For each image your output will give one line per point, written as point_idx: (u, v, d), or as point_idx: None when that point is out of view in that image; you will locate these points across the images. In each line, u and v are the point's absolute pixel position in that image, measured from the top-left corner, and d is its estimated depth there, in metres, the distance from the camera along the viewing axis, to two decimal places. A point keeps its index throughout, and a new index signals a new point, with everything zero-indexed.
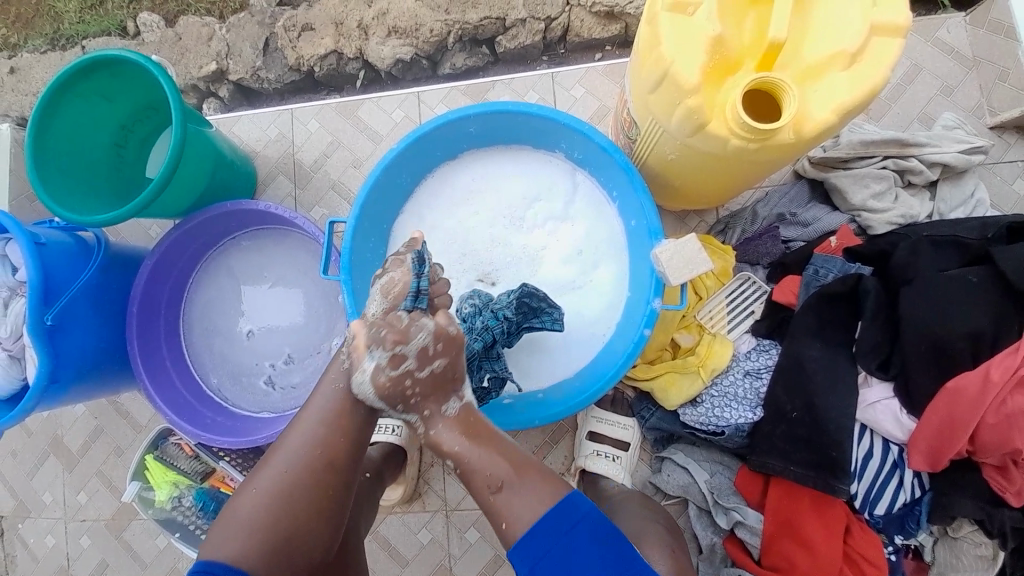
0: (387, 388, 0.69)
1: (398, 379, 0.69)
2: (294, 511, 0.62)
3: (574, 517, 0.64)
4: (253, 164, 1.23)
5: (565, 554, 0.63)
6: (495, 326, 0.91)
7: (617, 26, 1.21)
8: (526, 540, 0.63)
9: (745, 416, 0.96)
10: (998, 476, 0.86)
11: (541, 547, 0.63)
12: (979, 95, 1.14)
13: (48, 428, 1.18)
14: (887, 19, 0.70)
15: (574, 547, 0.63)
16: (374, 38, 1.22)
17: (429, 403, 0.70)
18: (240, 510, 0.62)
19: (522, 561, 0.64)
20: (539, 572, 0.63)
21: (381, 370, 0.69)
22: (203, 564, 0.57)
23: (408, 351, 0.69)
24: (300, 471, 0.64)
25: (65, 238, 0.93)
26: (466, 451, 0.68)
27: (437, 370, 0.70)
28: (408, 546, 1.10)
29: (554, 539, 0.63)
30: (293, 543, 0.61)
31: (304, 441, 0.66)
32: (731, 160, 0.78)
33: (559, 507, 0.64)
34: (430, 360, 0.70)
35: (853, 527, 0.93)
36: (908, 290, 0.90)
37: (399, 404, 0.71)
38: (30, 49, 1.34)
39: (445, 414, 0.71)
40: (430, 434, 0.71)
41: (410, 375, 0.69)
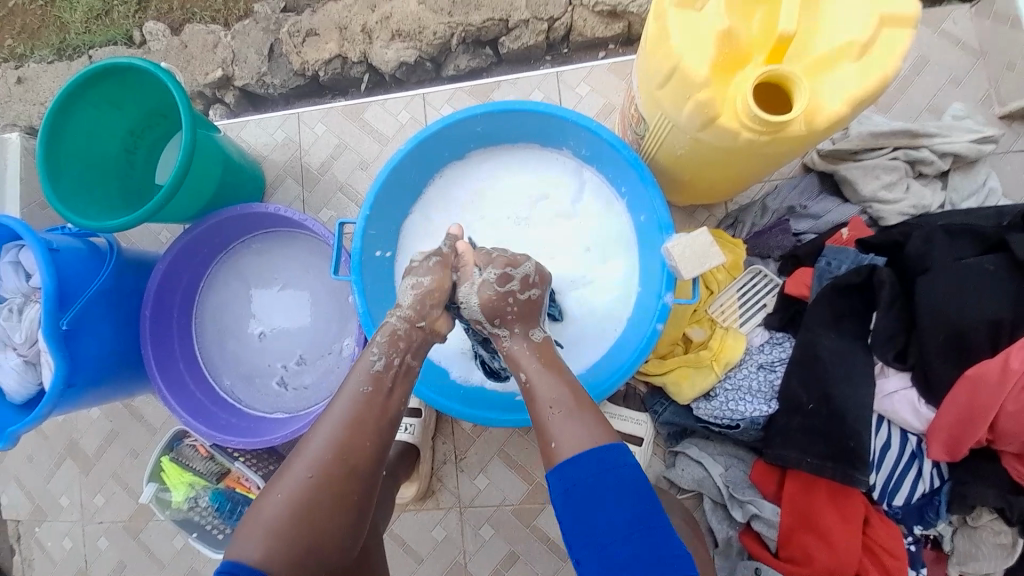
0: (493, 301, 0.77)
1: (502, 296, 0.77)
2: (322, 512, 0.62)
3: (623, 463, 0.62)
4: (261, 168, 1.24)
5: (599, 498, 0.59)
6: None
7: (620, 24, 1.20)
8: (569, 464, 0.62)
9: (761, 410, 0.95)
10: (1018, 464, 0.85)
11: (580, 479, 0.61)
12: (986, 85, 1.14)
13: (61, 433, 1.18)
14: (898, 9, 0.70)
15: (607, 494, 0.59)
16: (378, 41, 1.22)
17: (521, 322, 0.77)
18: (263, 515, 0.61)
19: (558, 484, 0.62)
20: (571, 499, 0.61)
21: (485, 288, 0.77)
22: (229, 565, 0.57)
23: (515, 274, 0.79)
24: (322, 471, 0.63)
25: (76, 243, 0.93)
26: (539, 374, 0.72)
27: (534, 298, 0.79)
28: (421, 544, 1.09)
29: (593, 476, 0.61)
30: (314, 545, 0.61)
31: (325, 443, 0.65)
32: (742, 153, 0.77)
33: (609, 451, 0.62)
34: (530, 287, 0.79)
35: (872, 519, 0.91)
36: (924, 279, 0.89)
37: (496, 319, 0.77)
38: (37, 59, 1.35)
39: (532, 338, 0.76)
40: (510, 349, 0.76)
41: (512, 296, 0.77)
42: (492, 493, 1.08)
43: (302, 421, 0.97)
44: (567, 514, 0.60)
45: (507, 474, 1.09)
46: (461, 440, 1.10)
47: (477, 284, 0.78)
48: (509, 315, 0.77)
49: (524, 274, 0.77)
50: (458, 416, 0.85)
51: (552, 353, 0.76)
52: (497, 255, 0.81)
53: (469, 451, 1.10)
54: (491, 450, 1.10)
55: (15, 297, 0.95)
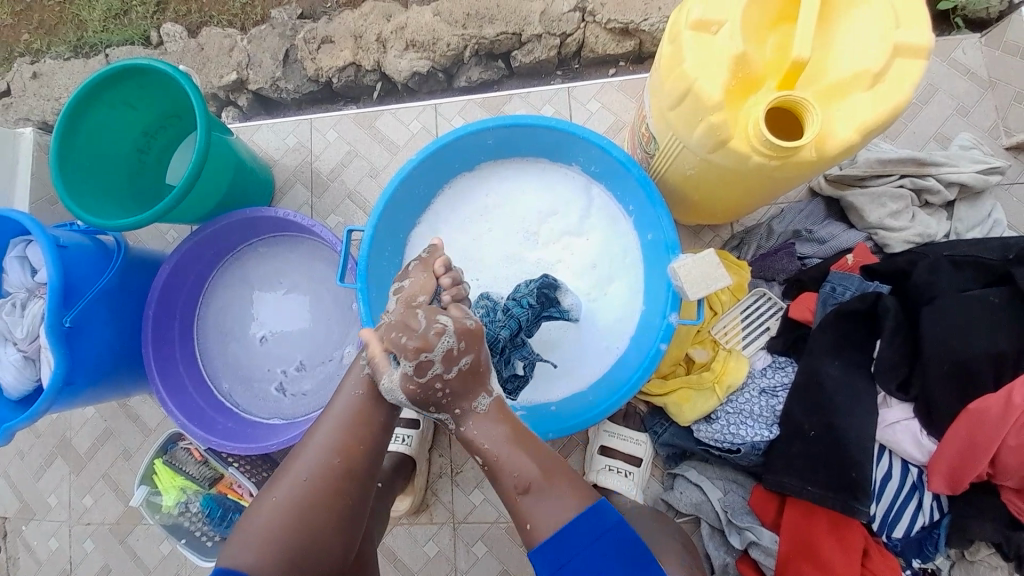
0: (419, 392, 0.67)
1: (427, 387, 0.67)
2: (312, 518, 0.62)
3: (607, 523, 0.64)
4: (271, 172, 1.25)
5: (591, 565, 0.62)
6: (521, 313, 0.91)
7: (631, 42, 1.22)
8: (557, 538, 0.63)
9: (762, 435, 0.95)
10: (1017, 499, 0.84)
11: (567, 549, 0.63)
12: (993, 116, 1.15)
13: (58, 429, 1.18)
14: (910, 41, 0.71)
15: (599, 558, 0.63)
16: (392, 50, 1.24)
17: (461, 402, 0.69)
18: (259, 518, 0.61)
19: (547, 560, 0.63)
20: (563, 574, 0.62)
21: (406, 382, 0.67)
22: (221, 570, 0.57)
23: (433, 357, 0.66)
24: (318, 475, 0.64)
25: (85, 241, 0.94)
26: (504, 441, 0.69)
27: (466, 368, 0.68)
28: (414, 558, 1.08)
29: (581, 544, 0.63)
30: (308, 552, 0.60)
31: (321, 448, 0.66)
32: (752, 176, 0.78)
33: (591, 512, 0.65)
34: (456, 360, 0.67)
35: (871, 551, 0.90)
36: (929, 309, 0.89)
37: (432, 405, 0.69)
38: (54, 55, 1.37)
39: (476, 411, 0.70)
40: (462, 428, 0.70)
41: (439, 379, 0.67)
42: (486, 509, 1.08)
43: (298, 429, 0.97)
44: None
45: None
46: (458, 453, 1.10)
47: (397, 377, 0.67)
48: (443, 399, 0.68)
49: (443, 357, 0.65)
50: None
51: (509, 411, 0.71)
52: (408, 337, 0.67)
53: (466, 464, 1.10)
54: None
55: (19, 292, 0.96)
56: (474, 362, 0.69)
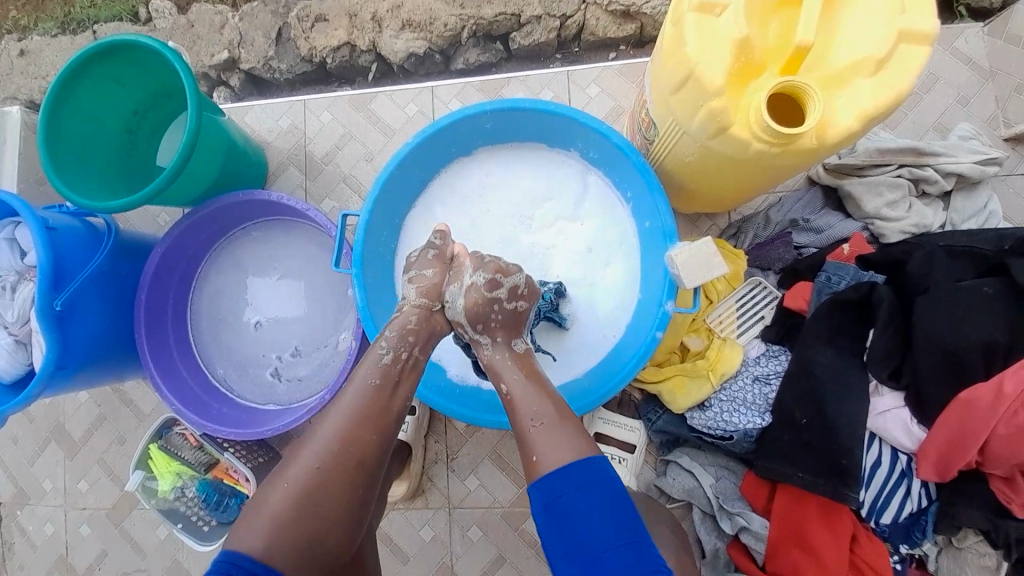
0: (477, 307, 0.78)
1: (489, 301, 0.78)
2: (321, 504, 0.62)
3: (599, 475, 0.62)
4: (264, 155, 1.23)
5: (580, 511, 0.60)
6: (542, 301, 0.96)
7: (632, 25, 1.19)
8: (548, 479, 0.63)
9: (754, 422, 0.96)
10: (1004, 487, 0.87)
11: (558, 489, 0.62)
12: (994, 106, 1.14)
13: (52, 414, 1.18)
14: (915, 27, 0.70)
15: (586, 508, 0.60)
16: (387, 30, 1.21)
17: (502, 332, 0.79)
18: (268, 504, 0.62)
19: (539, 498, 0.63)
20: (553, 513, 0.61)
21: (472, 292, 0.78)
22: (228, 554, 0.58)
23: (505, 283, 0.80)
24: (330, 464, 0.64)
25: (74, 223, 0.92)
26: (522, 385, 0.73)
27: (520, 310, 0.81)
28: (409, 544, 1.09)
29: (571, 488, 0.61)
30: (320, 537, 0.61)
31: (330, 436, 0.66)
32: (752, 164, 0.77)
33: (584, 462, 0.63)
34: (517, 298, 0.80)
35: (860, 537, 0.92)
36: (924, 299, 0.90)
37: (479, 325, 0.78)
38: (40, 31, 1.33)
39: (516, 348, 0.79)
40: (491, 356, 0.77)
41: (497, 302, 0.79)
42: (482, 495, 1.09)
43: (294, 415, 0.97)
44: (547, 529, 0.61)
45: (498, 478, 1.10)
46: (453, 439, 1.11)
47: (466, 286, 0.79)
48: (493, 321, 0.78)
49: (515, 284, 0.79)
50: (451, 415, 0.86)
51: (532, 363, 0.77)
52: (489, 259, 0.82)
53: (461, 451, 1.11)
54: (482, 451, 1.10)
55: (7, 275, 0.94)
56: (499, 316, 0.79)
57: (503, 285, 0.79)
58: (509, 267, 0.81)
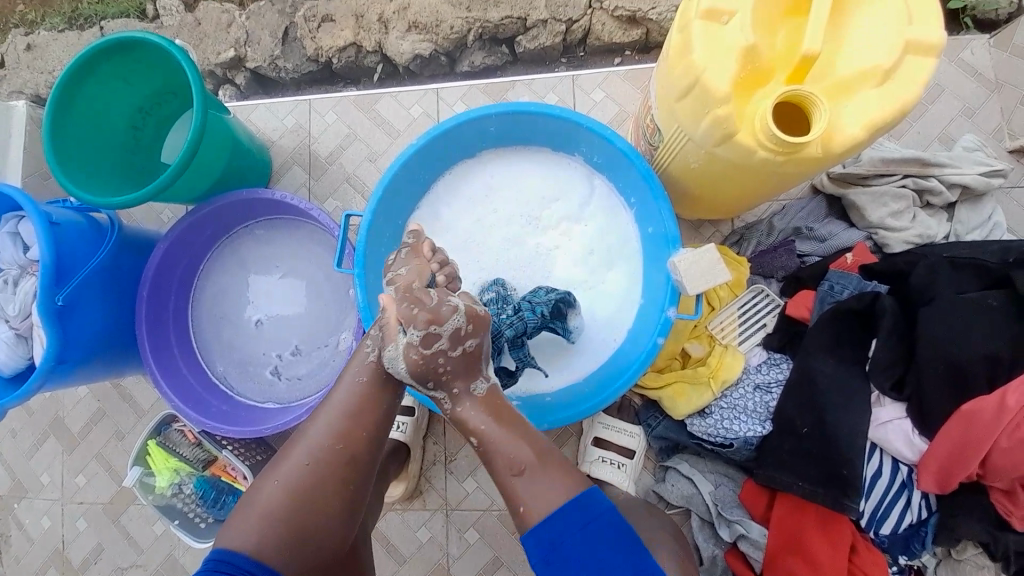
0: (420, 366, 0.68)
1: (431, 357, 0.68)
2: (315, 498, 0.63)
3: (594, 512, 0.63)
4: (269, 154, 1.23)
5: (582, 552, 0.61)
6: (529, 318, 0.93)
7: (638, 31, 1.20)
8: (543, 526, 0.62)
9: (755, 430, 0.96)
10: (1005, 500, 0.86)
11: (555, 534, 0.62)
12: (999, 118, 1.14)
13: (50, 408, 1.18)
14: (923, 37, 0.70)
15: (586, 546, 0.61)
16: (394, 32, 1.21)
17: (458, 382, 0.70)
18: (260, 500, 0.62)
19: (534, 547, 0.63)
20: (554, 560, 0.61)
21: (410, 352, 0.68)
22: (218, 552, 0.58)
23: (442, 331, 0.68)
24: (321, 459, 0.65)
25: (78, 219, 0.92)
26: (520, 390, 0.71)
27: (470, 350, 0.70)
28: (405, 543, 1.09)
29: (571, 530, 0.62)
30: (315, 530, 0.62)
31: (323, 434, 0.66)
32: (757, 171, 0.77)
33: (579, 501, 0.63)
34: (463, 341, 0.69)
35: (858, 547, 0.92)
36: (927, 310, 0.89)
37: (430, 381, 0.69)
38: (48, 27, 1.34)
39: (474, 393, 0.70)
40: (455, 410, 0.70)
41: (443, 355, 0.68)
42: (480, 497, 1.09)
43: (293, 414, 0.97)
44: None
45: None
46: (452, 441, 1.11)
47: (402, 347, 0.68)
48: (443, 375, 0.69)
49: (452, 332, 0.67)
50: None
51: (499, 401, 0.70)
52: (417, 309, 0.69)
53: (459, 453, 1.10)
54: None
55: (9, 269, 0.94)
56: (448, 365, 0.69)
57: (443, 334, 0.68)
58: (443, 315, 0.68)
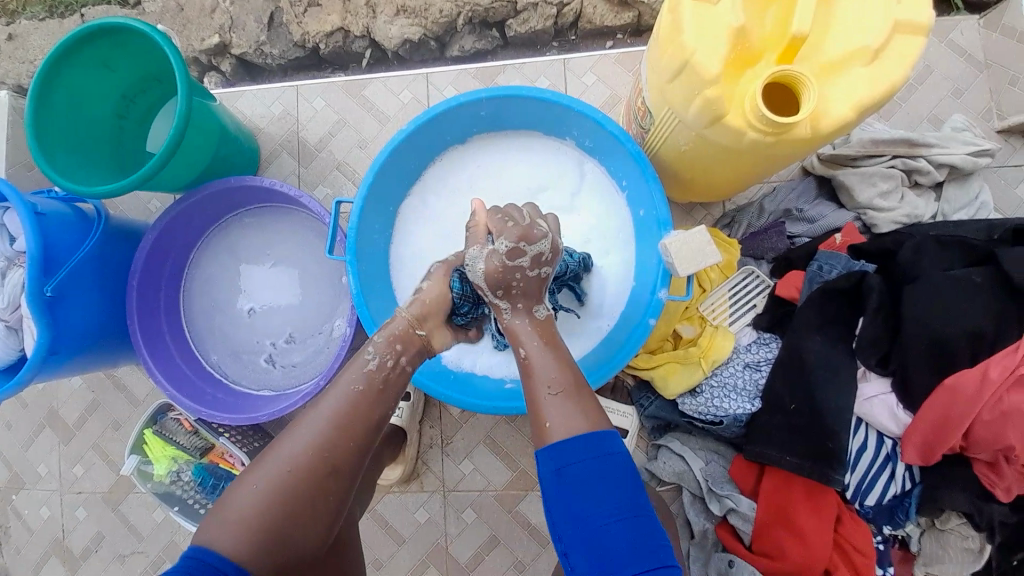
0: (500, 273, 0.76)
1: (511, 269, 0.76)
2: (293, 505, 0.61)
3: (612, 447, 0.62)
4: (257, 142, 1.22)
5: (589, 479, 0.59)
6: (570, 262, 0.95)
7: (629, 14, 1.19)
8: (561, 445, 0.62)
9: (744, 407, 0.98)
10: (988, 472, 0.88)
11: (573, 456, 0.61)
12: (987, 98, 1.15)
13: (44, 401, 1.17)
14: (911, 17, 0.70)
15: (598, 478, 0.59)
16: (382, 16, 1.19)
17: (524, 298, 0.77)
18: (239, 501, 0.60)
19: (548, 463, 0.62)
20: (562, 479, 0.60)
21: (494, 258, 0.76)
22: (195, 549, 0.56)
23: (528, 250, 0.76)
24: (302, 462, 0.62)
25: (62, 209, 0.91)
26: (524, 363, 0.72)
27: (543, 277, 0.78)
28: (404, 525, 1.11)
29: (583, 457, 0.61)
30: (285, 541, 0.60)
31: (311, 432, 0.64)
32: (746, 153, 0.77)
33: (597, 435, 0.62)
34: (541, 266, 0.77)
35: (844, 517, 0.94)
36: (914, 287, 0.91)
37: (499, 289, 0.76)
38: (26, 14, 1.30)
39: (536, 314, 0.77)
40: (512, 322, 0.76)
41: (520, 271, 0.76)
42: (476, 479, 1.10)
43: (288, 401, 0.97)
44: (554, 493, 0.60)
45: (492, 462, 1.10)
46: (447, 425, 1.12)
47: (487, 252, 0.78)
48: (515, 288, 0.76)
49: (538, 252, 0.76)
50: (446, 400, 0.87)
51: (552, 331, 0.77)
52: (513, 224, 0.79)
53: (455, 436, 1.11)
54: (476, 437, 1.11)
55: None
56: (522, 284, 0.76)
57: (527, 254, 0.76)
58: (535, 235, 0.77)
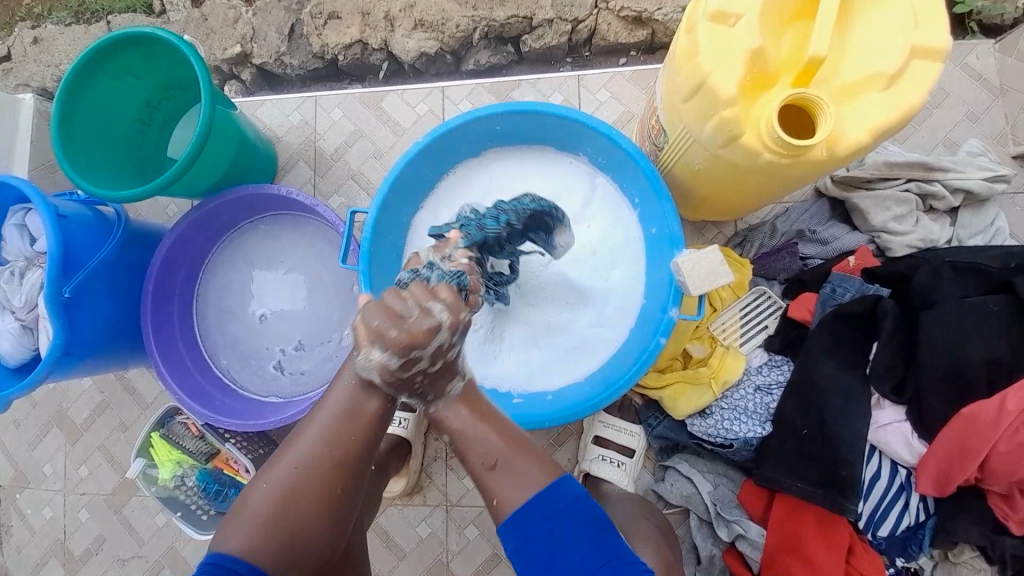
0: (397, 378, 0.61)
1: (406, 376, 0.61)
2: (291, 519, 0.60)
3: (571, 495, 0.63)
4: (274, 149, 1.24)
5: (563, 526, 0.61)
6: (491, 229, 0.85)
7: (644, 32, 1.20)
8: (521, 512, 0.62)
9: (754, 431, 0.96)
10: (1003, 504, 0.87)
11: (532, 522, 0.61)
12: (1003, 123, 1.14)
13: (55, 400, 1.18)
14: (927, 42, 0.70)
15: (563, 531, 0.61)
16: (400, 29, 1.21)
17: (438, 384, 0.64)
18: (252, 505, 0.61)
19: (512, 535, 0.62)
20: (530, 548, 0.61)
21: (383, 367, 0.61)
22: (215, 557, 0.58)
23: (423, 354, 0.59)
24: (309, 469, 0.62)
25: (83, 211, 0.93)
26: None
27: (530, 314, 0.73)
28: (405, 540, 1.10)
29: (559, 505, 0.62)
30: (296, 545, 0.60)
31: (312, 444, 0.63)
32: (760, 173, 0.77)
33: (554, 488, 0.62)
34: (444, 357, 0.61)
35: (856, 548, 0.92)
36: (929, 313, 0.90)
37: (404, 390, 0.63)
38: (54, 20, 1.34)
39: (448, 394, 0.66)
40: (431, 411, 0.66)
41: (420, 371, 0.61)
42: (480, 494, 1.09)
43: (297, 408, 0.98)
44: (527, 561, 0.61)
45: None
46: None
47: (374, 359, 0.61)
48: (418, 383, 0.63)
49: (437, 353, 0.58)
50: None
51: None
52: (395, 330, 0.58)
53: None
54: None
55: (16, 261, 0.95)
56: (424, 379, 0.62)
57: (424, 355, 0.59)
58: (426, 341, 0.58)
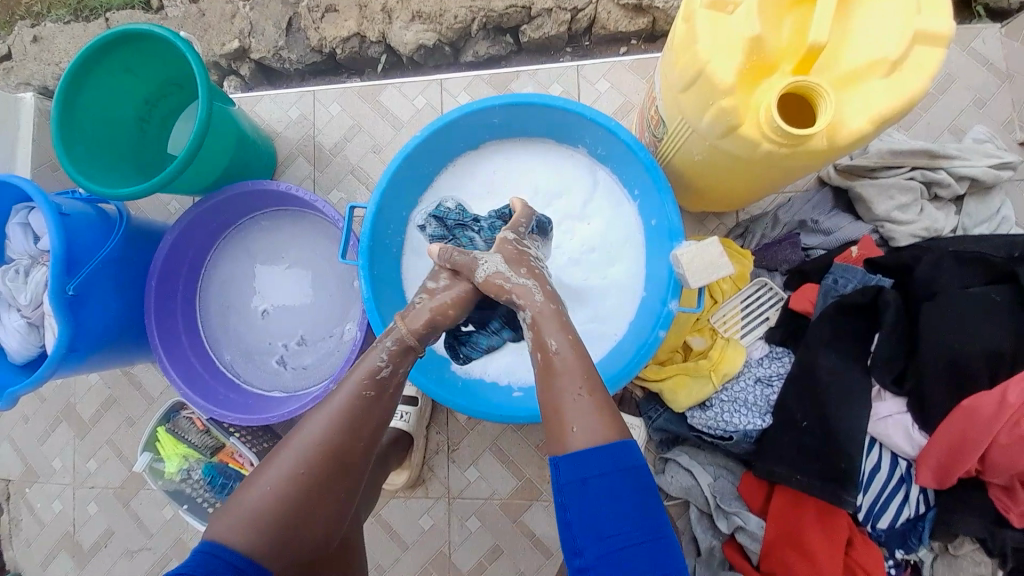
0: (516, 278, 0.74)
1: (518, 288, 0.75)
2: (299, 541, 0.61)
3: (633, 460, 0.60)
4: (274, 145, 1.24)
5: (612, 491, 0.58)
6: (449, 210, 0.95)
7: (644, 19, 1.18)
8: (582, 454, 0.60)
9: (754, 423, 0.96)
10: (1004, 496, 0.86)
11: (593, 468, 0.59)
12: (1012, 110, 1.12)
13: (63, 396, 1.20)
14: (932, 28, 0.68)
15: (618, 493, 0.58)
16: (397, 21, 1.20)
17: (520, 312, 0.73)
18: (252, 499, 0.61)
19: (569, 472, 0.60)
20: (584, 491, 0.58)
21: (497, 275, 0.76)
22: (209, 545, 0.57)
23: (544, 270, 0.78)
24: (314, 463, 0.63)
25: (87, 210, 0.93)
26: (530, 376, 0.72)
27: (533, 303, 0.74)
28: (408, 531, 1.11)
29: (607, 469, 0.59)
30: (294, 538, 0.61)
31: (294, 464, 0.63)
32: (760, 164, 0.76)
33: (619, 447, 0.61)
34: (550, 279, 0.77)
35: (855, 540, 0.92)
36: (930, 305, 0.89)
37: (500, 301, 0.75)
38: (52, 16, 1.34)
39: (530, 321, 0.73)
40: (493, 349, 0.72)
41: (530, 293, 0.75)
42: (481, 487, 1.10)
43: (299, 403, 0.99)
44: (574, 503, 0.58)
45: (497, 469, 1.11)
46: (454, 431, 1.12)
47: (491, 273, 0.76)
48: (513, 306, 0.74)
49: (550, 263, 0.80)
50: (444, 402, 0.88)
51: None
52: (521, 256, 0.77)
53: (461, 443, 1.12)
54: (483, 444, 1.11)
55: (21, 259, 0.96)
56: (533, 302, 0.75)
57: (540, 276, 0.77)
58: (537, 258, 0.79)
